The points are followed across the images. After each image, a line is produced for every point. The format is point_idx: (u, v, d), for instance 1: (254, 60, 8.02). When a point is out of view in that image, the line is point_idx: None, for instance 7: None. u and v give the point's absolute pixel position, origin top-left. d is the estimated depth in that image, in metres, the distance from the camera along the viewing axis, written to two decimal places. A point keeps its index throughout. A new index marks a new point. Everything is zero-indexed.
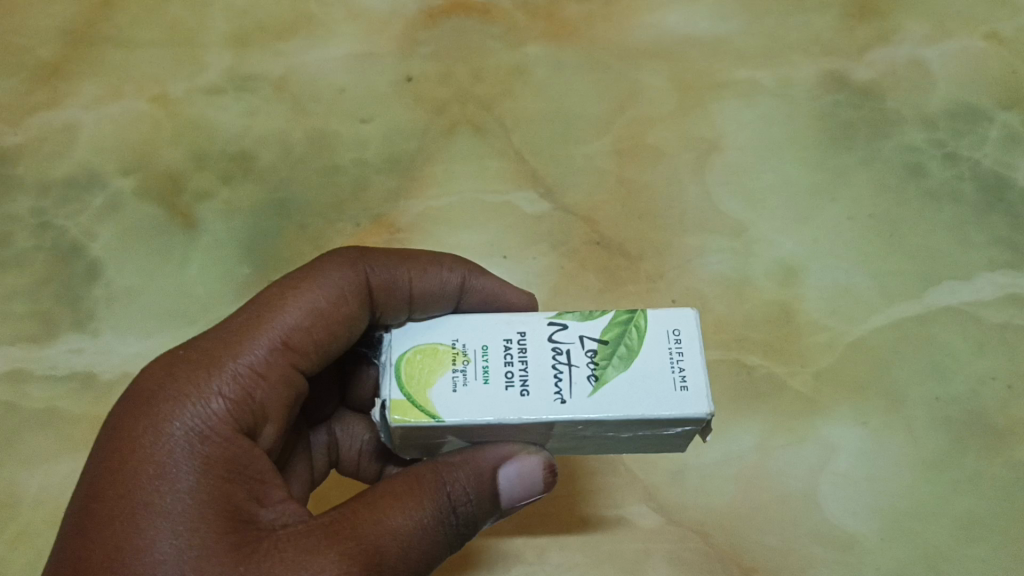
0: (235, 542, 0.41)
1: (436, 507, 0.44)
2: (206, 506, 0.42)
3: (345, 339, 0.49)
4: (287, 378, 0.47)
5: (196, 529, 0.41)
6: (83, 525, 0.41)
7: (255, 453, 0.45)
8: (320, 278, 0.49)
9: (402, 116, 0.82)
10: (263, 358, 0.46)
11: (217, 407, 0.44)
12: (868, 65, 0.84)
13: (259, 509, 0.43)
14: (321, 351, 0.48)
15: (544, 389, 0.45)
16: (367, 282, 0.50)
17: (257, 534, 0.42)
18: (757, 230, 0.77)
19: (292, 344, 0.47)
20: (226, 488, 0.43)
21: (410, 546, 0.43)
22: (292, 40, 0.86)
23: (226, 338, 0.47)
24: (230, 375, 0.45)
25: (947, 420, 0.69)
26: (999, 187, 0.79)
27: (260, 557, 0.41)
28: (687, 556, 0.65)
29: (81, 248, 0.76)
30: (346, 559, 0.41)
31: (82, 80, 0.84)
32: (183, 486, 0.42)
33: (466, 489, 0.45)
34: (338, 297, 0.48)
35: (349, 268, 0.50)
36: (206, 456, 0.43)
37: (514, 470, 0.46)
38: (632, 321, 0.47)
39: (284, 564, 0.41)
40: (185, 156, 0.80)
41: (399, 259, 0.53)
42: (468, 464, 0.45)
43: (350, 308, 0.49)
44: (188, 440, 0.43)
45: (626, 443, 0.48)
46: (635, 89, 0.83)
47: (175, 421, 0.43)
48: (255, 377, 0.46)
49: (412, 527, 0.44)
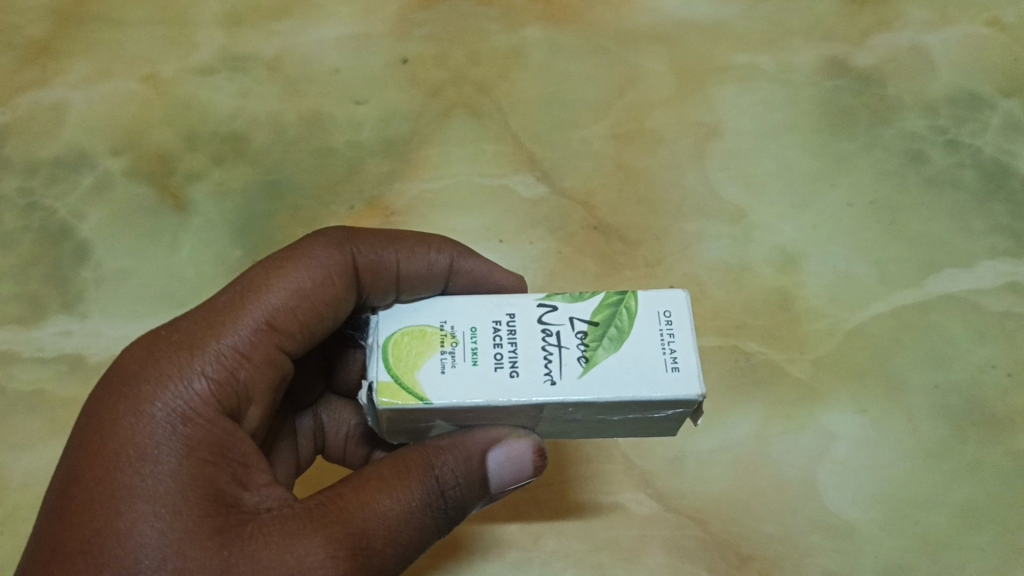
0: (219, 526, 0.40)
1: (424, 490, 0.43)
2: (188, 489, 0.41)
3: (331, 320, 0.48)
4: (272, 360, 0.46)
5: (178, 512, 0.40)
6: (61, 508, 0.40)
7: (239, 435, 0.43)
8: (306, 257, 0.48)
9: (397, 99, 0.81)
10: (247, 339, 0.45)
11: (199, 387, 0.43)
12: (870, 51, 0.83)
13: (243, 492, 0.42)
14: (306, 332, 0.47)
15: (534, 373, 0.44)
16: (354, 262, 0.49)
17: (241, 517, 0.41)
18: (757, 216, 0.76)
19: (277, 325, 0.46)
20: (210, 471, 0.42)
21: (398, 531, 0.43)
22: (285, 20, 0.85)
23: (209, 318, 0.45)
24: (213, 356, 0.44)
25: (947, 408, 0.68)
26: (1001, 174, 0.78)
27: (244, 542, 0.40)
28: (684, 544, 0.64)
29: (70, 229, 0.75)
30: (332, 543, 0.40)
31: (72, 59, 0.83)
32: (163, 469, 0.41)
33: (454, 473, 0.44)
34: (324, 277, 0.47)
35: (336, 248, 0.49)
36: (188, 437, 0.42)
37: (504, 454, 0.45)
38: (622, 303, 0.46)
39: (268, 548, 0.40)
40: (176, 137, 0.79)
41: (387, 240, 0.52)
42: (457, 448, 0.44)
43: (337, 289, 0.48)
44: (169, 422, 0.42)
45: (617, 426, 0.47)
46: (633, 73, 0.82)
47: (157, 403, 0.42)
48: (239, 358, 0.45)
49: (399, 510, 0.43)
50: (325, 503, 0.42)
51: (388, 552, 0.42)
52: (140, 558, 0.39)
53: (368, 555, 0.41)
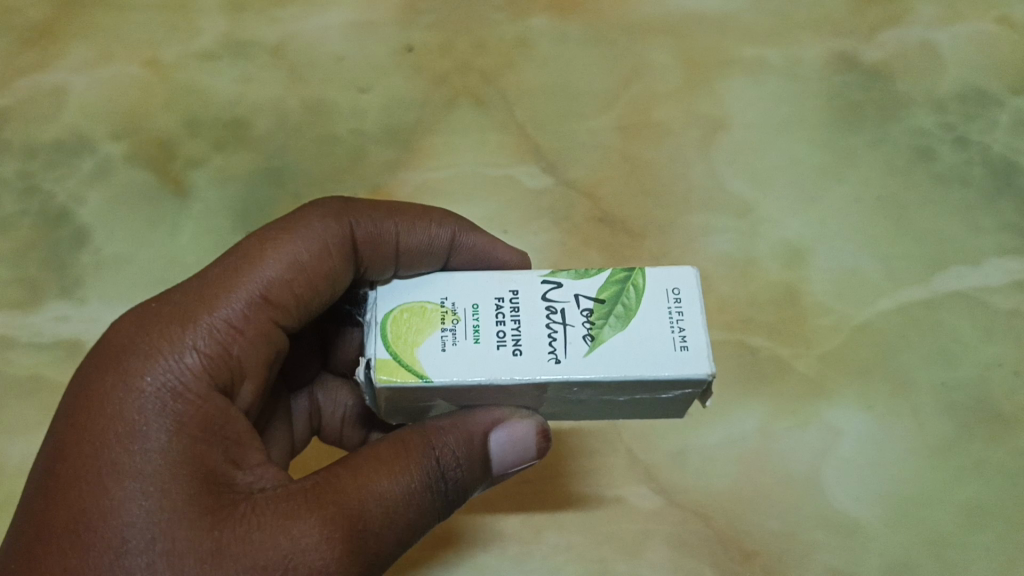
0: (210, 505, 0.39)
1: (423, 471, 0.43)
2: (178, 467, 0.40)
3: (329, 293, 0.47)
4: (267, 333, 0.45)
5: (168, 491, 0.39)
6: (47, 486, 0.39)
7: (231, 412, 0.43)
8: (303, 228, 0.47)
9: (401, 87, 0.80)
10: (241, 313, 0.44)
11: (191, 362, 0.42)
12: (878, 46, 0.82)
13: (235, 472, 0.41)
14: (302, 305, 0.46)
15: (536, 354, 0.43)
16: (352, 235, 0.48)
17: (233, 497, 0.40)
18: (764, 210, 0.75)
19: (272, 299, 0.45)
20: (201, 448, 0.41)
21: (395, 514, 0.42)
22: (289, 7, 0.84)
23: (202, 291, 0.44)
24: (206, 330, 0.43)
25: (953, 406, 0.67)
26: (1009, 173, 0.77)
27: (235, 523, 0.39)
28: (688, 539, 0.63)
29: (69, 213, 0.74)
30: (327, 524, 0.40)
31: (72, 42, 0.82)
32: (153, 446, 0.40)
33: (455, 454, 0.43)
34: (321, 251, 0.47)
35: (334, 221, 0.49)
36: (179, 413, 0.41)
37: (506, 435, 0.44)
38: (629, 280, 0.45)
39: (261, 529, 0.39)
40: (178, 121, 0.78)
41: (386, 213, 0.51)
42: (458, 429, 0.43)
43: (334, 262, 0.47)
44: (159, 397, 0.41)
45: (621, 406, 0.46)
46: (640, 65, 0.81)
47: (147, 377, 0.41)
48: (232, 332, 0.44)
49: (398, 491, 0.42)
50: (320, 483, 0.41)
51: (385, 534, 0.41)
52: (127, 538, 0.38)
53: (365, 537, 0.41)
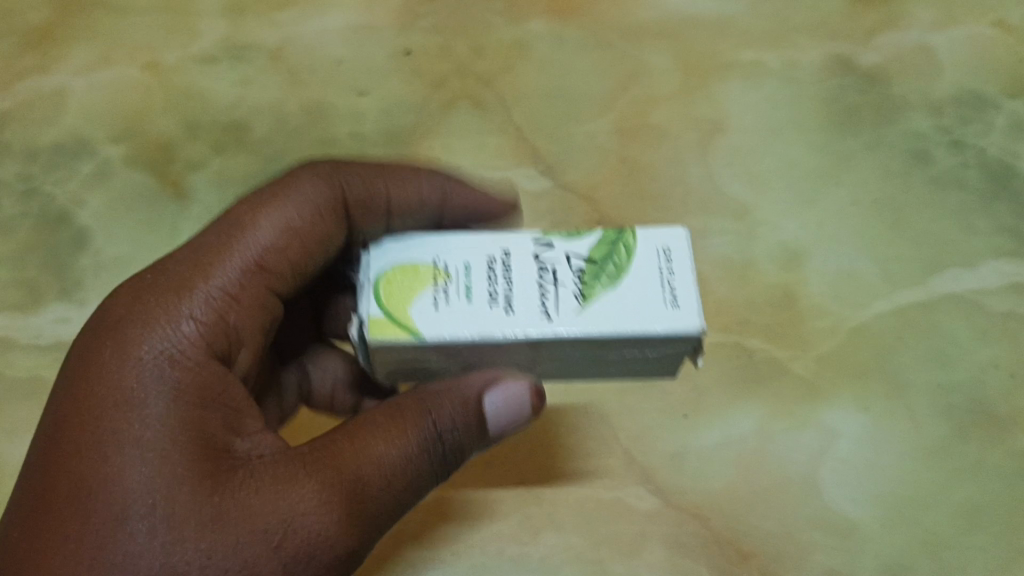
0: (209, 471, 0.43)
1: (421, 437, 0.46)
2: (177, 433, 0.43)
3: (319, 253, 0.53)
4: (261, 300, 0.51)
5: (166, 458, 0.42)
6: (48, 457, 0.43)
7: (227, 379, 0.47)
8: (293, 191, 0.53)
9: (399, 90, 0.80)
10: (235, 279, 0.50)
11: (188, 328, 0.47)
12: (875, 50, 0.82)
13: (235, 439, 0.45)
14: (291, 267, 0.52)
15: (526, 309, 0.44)
16: (341, 197, 0.54)
17: (233, 463, 0.44)
18: (761, 213, 0.75)
19: (265, 265, 0.51)
20: (198, 415, 0.45)
21: (395, 471, 0.45)
22: (288, 10, 0.84)
23: (195, 259, 0.49)
24: (202, 298, 0.48)
25: (949, 408, 0.67)
26: (1004, 176, 0.77)
27: (234, 487, 0.43)
28: (685, 540, 0.63)
29: (69, 216, 0.75)
30: (325, 488, 0.43)
31: (73, 45, 0.82)
32: (149, 415, 0.44)
33: (453, 421, 0.46)
34: (312, 214, 0.53)
35: (322, 180, 0.54)
36: (177, 381, 0.45)
37: (501, 399, 0.46)
38: (621, 241, 0.46)
39: (261, 495, 0.43)
40: (178, 124, 0.79)
41: (375, 172, 0.57)
42: (454, 394, 0.46)
43: (328, 223, 0.53)
44: (156, 364, 0.45)
45: (614, 363, 0.47)
46: (638, 68, 0.82)
47: (145, 345, 0.46)
48: (227, 299, 0.49)
49: (397, 455, 0.45)
50: (322, 448, 0.45)
51: (383, 495, 0.45)
52: (128, 503, 0.41)
53: (362, 499, 0.44)
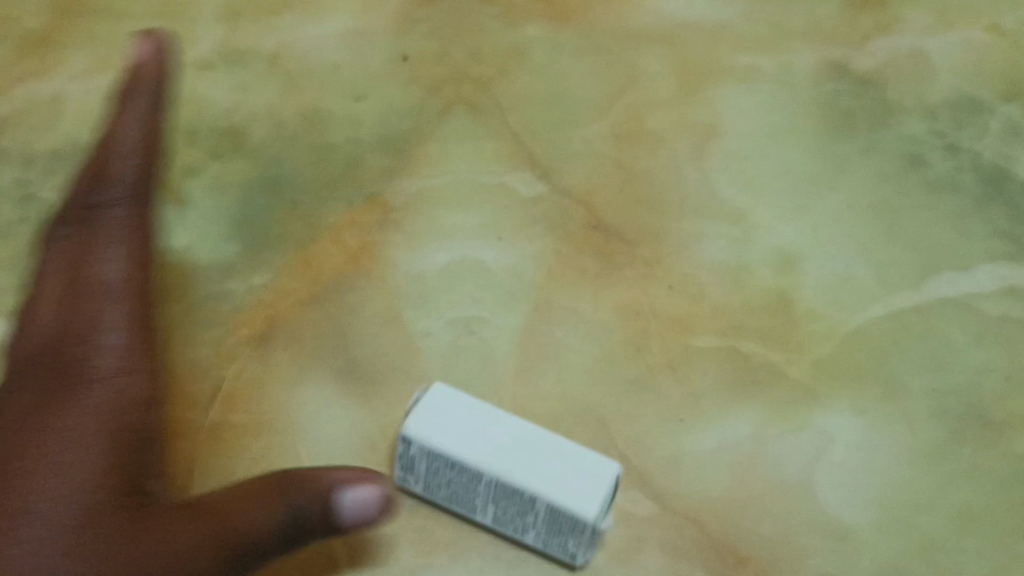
0: (101, 505, 0.54)
1: (285, 510, 0.55)
2: (77, 472, 0.55)
3: (141, 297, 0.67)
4: (130, 368, 0.63)
5: (71, 495, 0.54)
6: None
7: (95, 418, 0.59)
8: (99, 255, 0.69)
9: (396, 95, 0.81)
10: (114, 338, 0.63)
11: (87, 382, 0.61)
12: (870, 54, 0.83)
13: (139, 484, 0.57)
14: (136, 314, 0.66)
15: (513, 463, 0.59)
16: (139, 255, 0.69)
17: (139, 503, 0.56)
18: (757, 217, 0.76)
19: (140, 322, 0.66)
20: (81, 456, 0.56)
21: (261, 536, 0.55)
22: (286, 16, 0.84)
23: (72, 322, 0.64)
24: (89, 354, 0.63)
25: (944, 412, 0.68)
26: (999, 179, 0.77)
27: (96, 535, 0.53)
28: (682, 545, 0.63)
29: (65, 222, 0.75)
30: (197, 536, 0.54)
31: (70, 50, 0.83)
32: (50, 459, 0.55)
33: (308, 503, 0.56)
34: (123, 273, 0.68)
35: (107, 249, 0.69)
36: (85, 427, 0.58)
37: (355, 499, 0.56)
38: None
39: (156, 534, 0.54)
40: (175, 130, 0.79)
41: (132, 237, 0.70)
42: (312, 487, 0.56)
43: (137, 276, 0.68)
44: (69, 412, 0.58)
45: (560, 481, 0.58)
46: (634, 73, 0.82)
47: (62, 403, 0.59)
48: (113, 353, 0.63)
49: (261, 522, 0.55)
50: (212, 510, 0.55)
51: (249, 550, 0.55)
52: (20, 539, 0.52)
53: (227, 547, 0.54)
